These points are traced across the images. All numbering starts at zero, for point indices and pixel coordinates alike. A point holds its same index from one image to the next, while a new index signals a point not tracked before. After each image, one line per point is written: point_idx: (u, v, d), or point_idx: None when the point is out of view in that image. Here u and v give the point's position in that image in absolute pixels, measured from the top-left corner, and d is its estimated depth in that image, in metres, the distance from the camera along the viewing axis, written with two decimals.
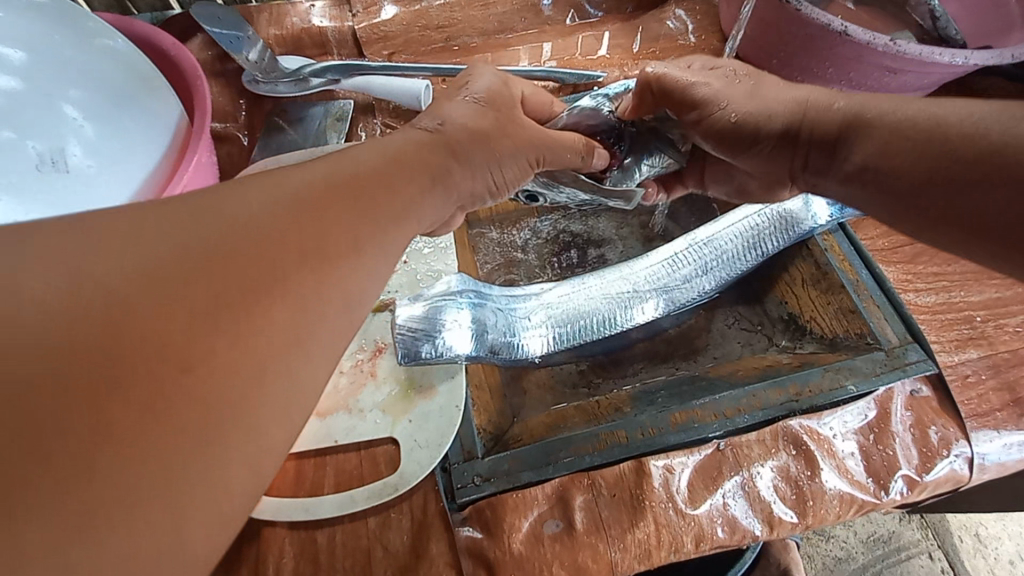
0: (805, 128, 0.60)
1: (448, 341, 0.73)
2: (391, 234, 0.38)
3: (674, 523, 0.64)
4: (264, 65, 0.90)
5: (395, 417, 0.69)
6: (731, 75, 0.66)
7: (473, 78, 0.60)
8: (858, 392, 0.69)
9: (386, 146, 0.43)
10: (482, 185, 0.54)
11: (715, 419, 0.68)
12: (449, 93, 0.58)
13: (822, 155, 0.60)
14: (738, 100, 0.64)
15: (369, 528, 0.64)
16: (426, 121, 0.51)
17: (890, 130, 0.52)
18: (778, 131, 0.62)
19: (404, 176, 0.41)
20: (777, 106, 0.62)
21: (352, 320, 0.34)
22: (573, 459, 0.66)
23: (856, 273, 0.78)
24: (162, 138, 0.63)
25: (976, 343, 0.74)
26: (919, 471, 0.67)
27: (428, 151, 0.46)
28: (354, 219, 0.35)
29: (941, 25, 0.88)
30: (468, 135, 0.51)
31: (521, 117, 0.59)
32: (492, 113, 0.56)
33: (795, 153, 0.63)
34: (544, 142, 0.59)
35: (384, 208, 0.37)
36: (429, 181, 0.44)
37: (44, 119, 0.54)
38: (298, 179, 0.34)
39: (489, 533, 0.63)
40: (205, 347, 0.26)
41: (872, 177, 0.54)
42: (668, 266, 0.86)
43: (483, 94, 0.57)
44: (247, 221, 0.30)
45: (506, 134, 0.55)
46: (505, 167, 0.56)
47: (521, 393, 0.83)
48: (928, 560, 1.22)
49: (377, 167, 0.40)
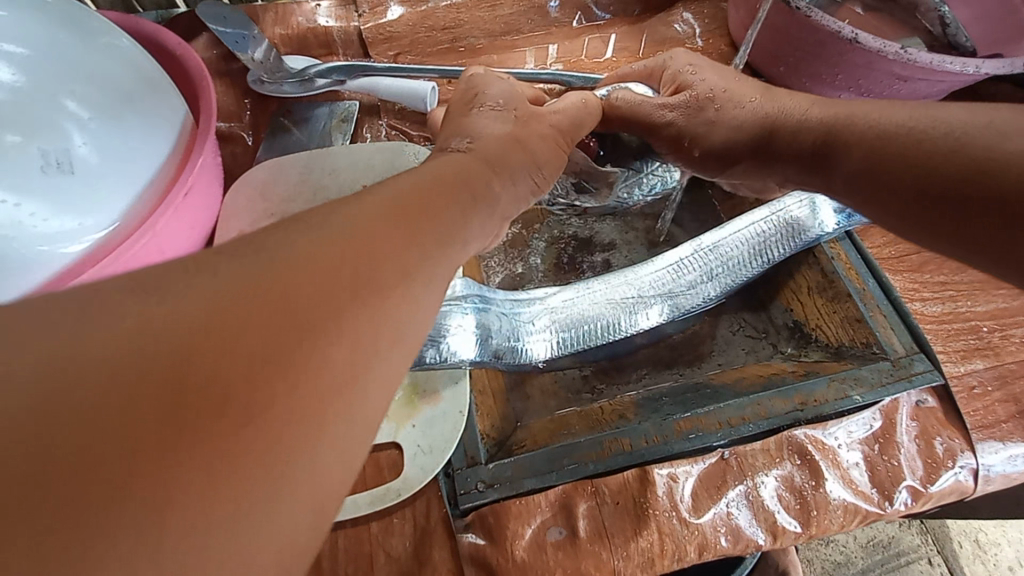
0: (778, 141, 0.61)
1: (452, 346, 0.72)
2: (440, 260, 0.35)
3: (678, 532, 0.64)
4: (269, 65, 0.90)
5: (399, 423, 0.68)
6: (692, 100, 0.64)
7: (484, 85, 0.59)
8: (863, 403, 0.69)
9: (434, 170, 0.41)
10: (528, 193, 0.51)
11: (719, 427, 0.68)
12: (465, 109, 0.56)
13: (791, 173, 0.62)
14: (699, 134, 0.65)
15: (371, 533, 0.64)
16: (456, 143, 0.50)
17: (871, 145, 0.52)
18: (750, 151, 0.63)
19: (453, 188, 0.39)
20: (749, 124, 0.62)
21: (398, 325, 0.31)
22: (577, 466, 0.66)
23: (863, 282, 0.78)
24: (167, 138, 0.63)
25: (983, 353, 0.73)
26: (923, 483, 0.66)
27: (469, 164, 0.44)
28: (403, 246, 0.32)
29: (951, 32, 0.87)
30: (500, 144, 0.50)
31: (543, 112, 0.58)
32: (513, 116, 0.55)
33: (770, 171, 0.64)
34: (567, 130, 0.58)
35: (433, 226, 0.35)
36: (471, 200, 0.40)
37: (48, 119, 0.53)
38: (334, 211, 0.31)
39: (492, 541, 0.63)
40: (245, 379, 0.24)
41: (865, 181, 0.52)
42: (672, 272, 0.86)
43: (499, 99, 0.57)
44: (281, 247, 0.28)
45: (532, 129, 0.55)
46: (545, 165, 0.54)
47: (523, 397, 0.83)
48: (927, 565, 1.22)
49: (414, 185, 0.37)
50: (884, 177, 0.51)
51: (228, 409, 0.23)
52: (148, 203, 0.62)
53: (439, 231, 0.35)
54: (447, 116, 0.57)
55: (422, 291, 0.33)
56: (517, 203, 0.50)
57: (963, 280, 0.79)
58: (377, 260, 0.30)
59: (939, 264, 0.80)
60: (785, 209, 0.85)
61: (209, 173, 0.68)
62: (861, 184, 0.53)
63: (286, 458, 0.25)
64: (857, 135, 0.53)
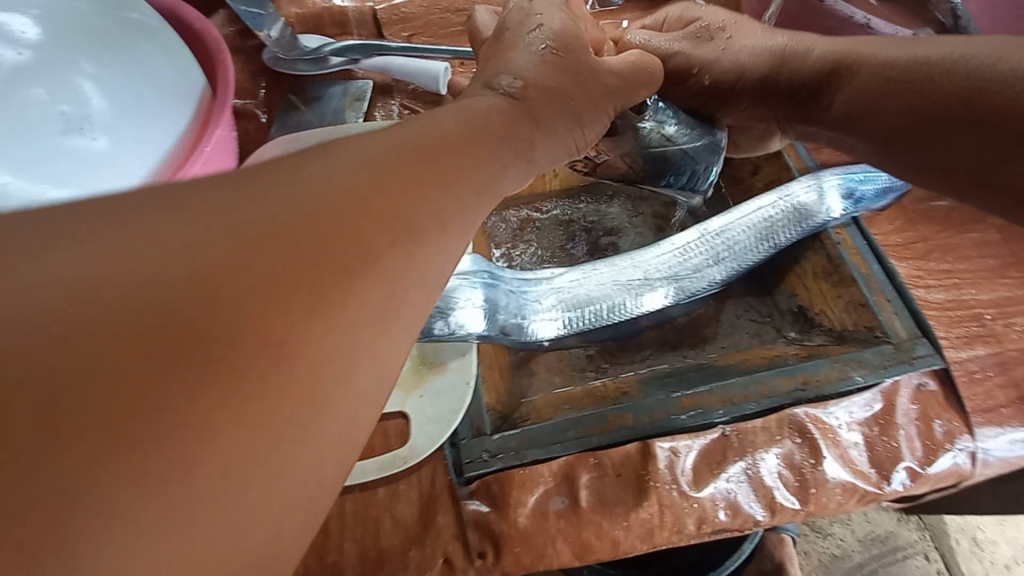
0: (781, 76, 0.65)
1: (460, 319, 0.75)
2: (459, 211, 0.35)
3: (677, 504, 0.65)
4: (284, 43, 0.92)
5: (407, 392, 0.70)
6: (699, 31, 0.67)
7: (543, 14, 0.52)
8: (865, 384, 0.70)
9: (461, 116, 0.40)
10: (563, 153, 0.50)
11: (722, 405, 0.70)
12: (513, 34, 0.52)
13: (797, 103, 0.66)
14: (708, 62, 0.66)
15: (378, 498, 0.65)
16: (503, 78, 0.47)
17: (868, 77, 0.59)
18: (756, 82, 0.66)
19: (494, 147, 0.40)
20: (756, 55, 0.65)
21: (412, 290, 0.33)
22: (581, 438, 0.67)
23: (868, 267, 0.80)
24: (184, 110, 0.64)
25: (985, 340, 0.74)
26: (921, 463, 0.67)
27: (506, 122, 0.43)
28: (421, 207, 0.32)
29: (962, 23, 0.86)
30: (547, 96, 0.47)
31: (597, 64, 0.53)
32: (567, 68, 0.50)
33: (770, 107, 0.68)
34: (619, 90, 0.54)
35: (468, 180, 0.36)
36: (511, 157, 0.41)
37: (67, 81, 0.55)
38: (369, 159, 0.32)
39: (495, 507, 0.64)
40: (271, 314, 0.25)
41: (873, 108, 0.59)
42: (679, 255, 0.87)
43: (556, 36, 0.51)
44: (321, 192, 0.29)
45: (585, 89, 0.51)
46: (587, 123, 0.51)
47: (529, 373, 0.84)
48: (924, 561, 1.23)
49: (435, 145, 0.36)
50: (880, 115, 0.59)
51: (256, 348, 0.25)
52: (166, 167, 0.61)
53: (467, 179, 0.36)
54: (483, 57, 0.53)
55: (433, 239, 0.33)
56: (558, 153, 0.49)
57: (967, 269, 0.79)
58: (387, 225, 0.30)
59: (943, 252, 0.81)
60: (791, 195, 0.86)
61: (225, 147, 0.68)
62: (862, 117, 0.60)
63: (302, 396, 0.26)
64: (863, 65, 0.60)
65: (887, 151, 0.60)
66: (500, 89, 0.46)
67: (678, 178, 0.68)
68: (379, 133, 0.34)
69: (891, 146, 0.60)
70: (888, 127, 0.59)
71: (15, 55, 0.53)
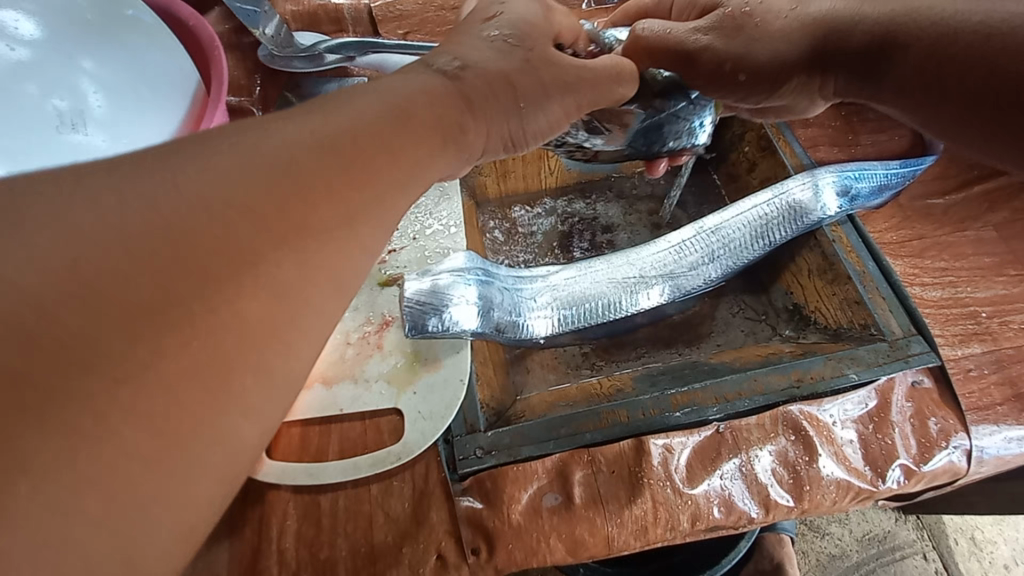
0: (830, 50, 0.59)
1: (454, 316, 0.74)
2: (395, 198, 0.35)
3: (671, 501, 0.65)
4: (281, 40, 0.89)
5: (400, 388, 0.70)
6: (724, 19, 0.59)
7: (505, 4, 0.52)
8: (859, 381, 0.70)
9: (394, 98, 0.38)
10: (501, 143, 0.51)
11: (715, 402, 0.69)
12: (469, 25, 0.51)
13: (852, 76, 0.60)
14: (742, 52, 0.60)
15: (371, 494, 0.65)
16: (442, 59, 0.46)
17: (932, 44, 0.52)
18: (802, 62, 0.60)
19: (429, 127, 0.39)
20: (796, 33, 0.59)
21: None
22: (574, 435, 0.67)
23: (863, 265, 0.80)
24: (179, 105, 0.63)
25: (981, 338, 0.74)
26: (916, 461, 0.67)
27: (440, 104, 0.41)
28: (351, 184, 0.32)
29: None
30: (488, 83, 0.46)
31: (556, 55, 0.52)
32: (520, 57, 0.49)
33: (823, 80, 0.62)
34: (581, 86, 0.53)
35: (397, 160, 0.35)
36: (443, 141, 0.40)
37: (63, 78, 0.54)
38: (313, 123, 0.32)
39: (489, 503, 0.64)
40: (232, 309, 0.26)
41: (932, 77, 0.53)
42: (674, 253, 0.87)
43: (514, 25, 0.51)
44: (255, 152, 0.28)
45: (534, 80, 0.50)
46: (529, 125, 0.52)
47: (524, 371, 0.85)
48: (922, 561, 1.22)
49: (366, 130, 0.34)
50: (940, 85, 0.52)
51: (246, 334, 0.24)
52: None
53: (400, 165, 0.36)
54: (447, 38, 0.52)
55: (361, 209, 0.32)
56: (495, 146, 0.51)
57: (964, 266, 0.79)
58: (330, 197, 0.30)
59: (940, 250, 0.81)
60: (788, 192, 0.85)
61: None
62: (918, 86, 0.54)
63: (256, 358, 0.26)
64: (918, 35, 0.53)
65: (941, 129, 0.54)
66: (437, 67, 0.45)
67: (676, 141, 0.66)
68: (319, 107, 0.34)
69: (947, 127, 0.53)
70: (946, 102, 0.52)
71: (10, 52, 0.52)
